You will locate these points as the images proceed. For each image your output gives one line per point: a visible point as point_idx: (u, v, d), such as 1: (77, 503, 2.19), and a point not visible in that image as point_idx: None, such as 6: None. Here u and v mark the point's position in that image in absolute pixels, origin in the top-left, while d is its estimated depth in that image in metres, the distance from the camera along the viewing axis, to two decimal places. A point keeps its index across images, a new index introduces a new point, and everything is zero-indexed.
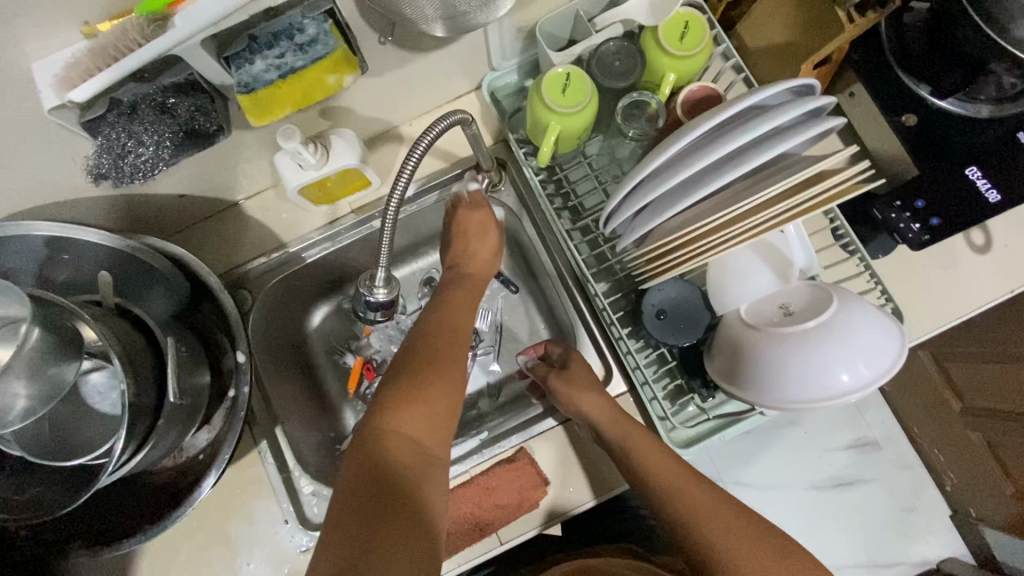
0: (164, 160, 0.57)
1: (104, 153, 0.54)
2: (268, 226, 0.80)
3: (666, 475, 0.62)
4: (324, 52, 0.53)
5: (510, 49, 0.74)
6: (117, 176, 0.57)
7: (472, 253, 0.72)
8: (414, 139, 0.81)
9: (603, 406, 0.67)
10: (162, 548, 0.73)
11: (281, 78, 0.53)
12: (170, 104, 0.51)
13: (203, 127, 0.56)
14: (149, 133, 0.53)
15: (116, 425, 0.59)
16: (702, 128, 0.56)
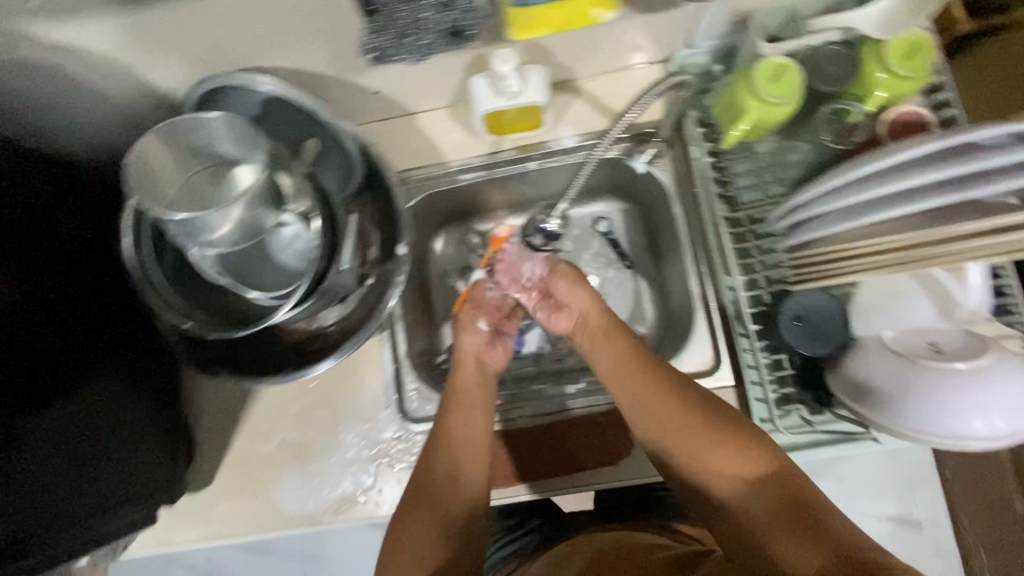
0: (431, 49, 0.65)
1: (390, 32, 0.62)
2: (433, 141, 0.84)
3: (677, 426, 0.62)
4: None
5: (716, 30, 0.75)
6: (392, 55, 0.66)
7: (465, 355, 0.77)
8: (590, 94, 0.83)
9: (623, 363, 0.68)
10: (279, 396, 0.82)
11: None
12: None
13: (467, 27, 0.62)
14: (427, 19, 0.60)
15: (294, 279, 0.67)
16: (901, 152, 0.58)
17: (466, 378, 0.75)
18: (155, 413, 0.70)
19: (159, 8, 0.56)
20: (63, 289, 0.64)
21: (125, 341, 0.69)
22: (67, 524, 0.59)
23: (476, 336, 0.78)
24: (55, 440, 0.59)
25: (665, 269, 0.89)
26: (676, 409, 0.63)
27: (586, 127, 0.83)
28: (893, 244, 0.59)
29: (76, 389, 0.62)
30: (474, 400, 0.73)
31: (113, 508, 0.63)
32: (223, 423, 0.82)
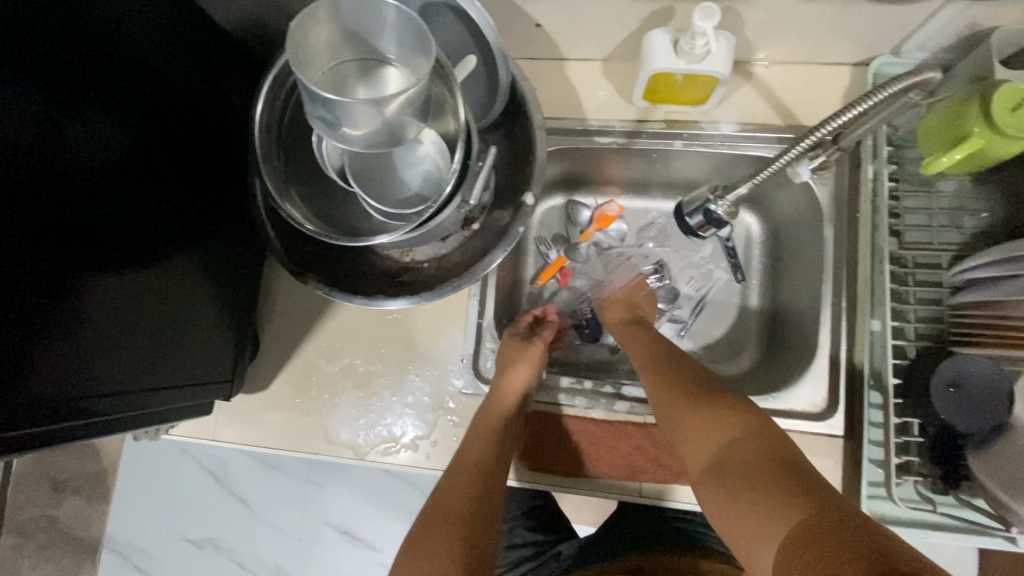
0: None
1: None
2: (579, 95, 0.78)
3: (694, 443, 0.56)
4: None
5: (937, 41, 0.65)
6: None
7: (506, 392, 0.70)
8: (763, 82, 0.75)
9: (656, 389, 0.64)
10: (353, 319, 0.78)
11: None
12: None
13: None
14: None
15: (423, 200, 0.63)
16: None
17: (488, 412, 0.69)
18: (207, 308, 0.68)
19: None
20: (162, 154, 0.60)
21: (201, 225, 0.66)
22: (133, 392, 0.58)
23: (525, 374, 0.73)
24: (129, 307, 0.56)
25: (784, 294, 0.81)
26: (687, 421, 0.57)
27: (749, 117, 0.75)
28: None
29: (154, 262, 0.59)
30: (489, 429, 0.67)
31: (160, 391, 0.61)
32: (293, 331, 0.79)
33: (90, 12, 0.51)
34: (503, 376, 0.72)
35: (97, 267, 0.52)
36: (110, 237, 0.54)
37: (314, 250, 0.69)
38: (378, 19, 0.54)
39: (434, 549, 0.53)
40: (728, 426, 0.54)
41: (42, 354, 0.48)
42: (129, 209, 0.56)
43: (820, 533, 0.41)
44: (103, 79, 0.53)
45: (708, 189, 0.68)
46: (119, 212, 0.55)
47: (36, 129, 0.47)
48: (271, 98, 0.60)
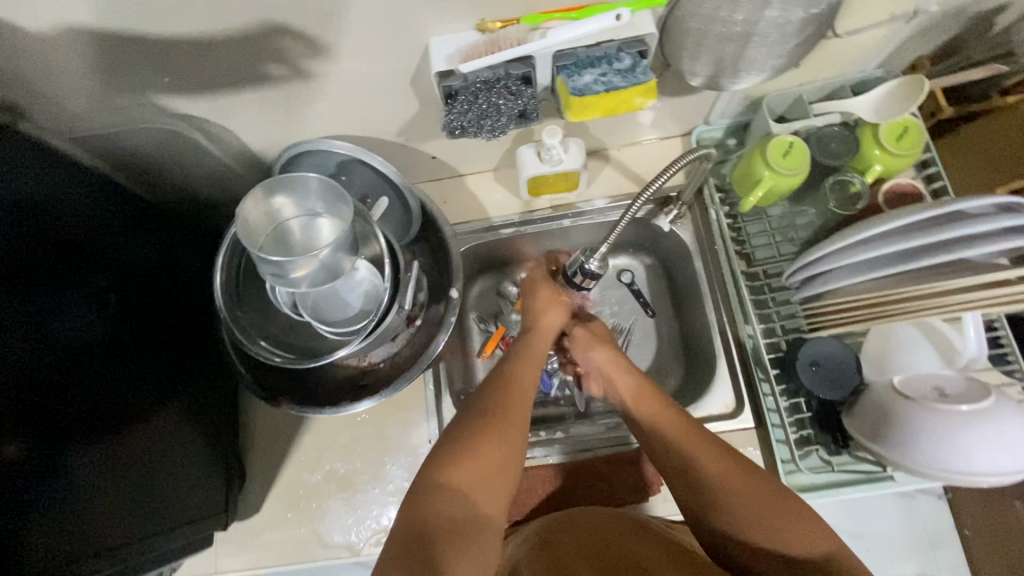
0: (496, 131, 0.68)
1: (470, 111, 0.64)
2: (480, 200, 0.95)
3: (727, 479, 0.61)
4: (643, 78, 0.62)
5: (729, 111, 0.87)
6: (462, 132, 0.67)
7: (543, 324, 0.83)
8: (618, 162, 0.94)
9: (655, 411, 0.71)
10: (328, 428, 0.88)
11: (605, 91, 0.63)
12: (516, 91, 0.63)
13: (530, 113, 0.67)
14: (502, 105, 0.64)
15: (365, 314, 0.75)
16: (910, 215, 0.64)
17: (530, 351, 0.78)
18: (188, 452, 0.75)
19: (264, 88, 0.67)
20: (135, 325, 0.70)
21: (177, 381, 0.75)
22: (109, 541, 0.63)
23: (557, 313, 0.85)
24: (108, 472, 0.63)
25: (686, 319, 0.96)
26: (719, 461, 0.63)
27: (614, 190, 0.93)
28: (870, 297, 0.68)
29: (132, 425, 0.67)
30: (534, 361, 0.76)
31: (145, 539, 0.67)
32: (276, 451, 0.88)
33: (59, 207, 0.61)
34: (539, 310, 0.84)
35: (75, 441, 0.60)
36: (87, 410, 0.62)
37: (282, 375, 0.80)
38: (304, 187, 0.69)
39: (479, 450, 0.60)
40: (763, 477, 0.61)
41: (37, 517, 0.55)
42: (105, 378, 0.64)
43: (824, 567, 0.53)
44: (84, 276, 0.63)
45: (580, 254, 0.75)
46: (97, 385, 0.63)
47: (33, 326, 0.57)
48: (228, 262, 0.73)
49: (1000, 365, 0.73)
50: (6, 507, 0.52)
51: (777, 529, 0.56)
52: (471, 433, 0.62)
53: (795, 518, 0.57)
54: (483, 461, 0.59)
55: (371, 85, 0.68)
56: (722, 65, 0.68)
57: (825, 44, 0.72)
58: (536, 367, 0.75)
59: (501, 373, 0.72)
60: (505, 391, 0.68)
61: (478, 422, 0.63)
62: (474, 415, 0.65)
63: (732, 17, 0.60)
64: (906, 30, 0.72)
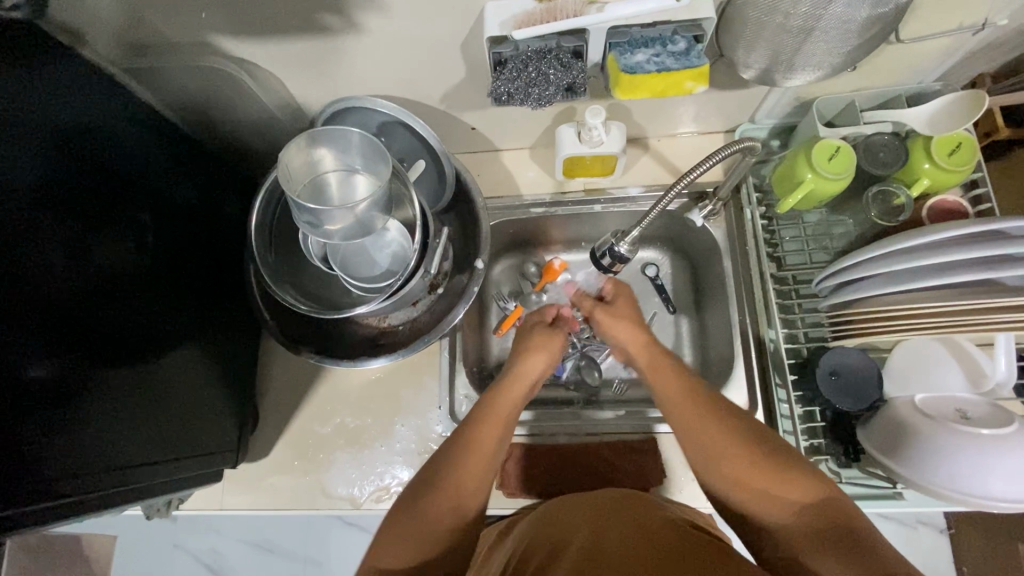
0: (540, 101, 0.68)
1: (518, 80, 0.64)
2: (514, 177, 0.95)
3: (727, 461, 0.61)
4: (695, 63, 0.62)
5: (777, 111, 0.85)
6: (508, 100, 0.68)
7: (524, 373, 0.78)
8: (657, 152, 0.93)
9: (666, 385, 0.71)
10: (342, 383, 0.90)
11: (655, 72, 0.63)
12: (568, 62, 0.63)
13: (578, 86, 0.67)
14: (551, 75, 0.64)
15: (391, 274, 0.76)
16: (948, 231, 0.63)
17: (506, 399, 0.74)
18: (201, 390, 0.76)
19: (317, 38, 0.67)
20: (165, 258, 0.71)
21: (199, 318, 0.77)
22: (138, 468, 0.65)
23: (540, 363, 0.81)
24: (129, 398, 0.64)
25: (706, 317, 0.95)
26: (720, 449, 0.62)
27: (650, 180, 0.93)
28: (903, 310, 0.67)
29: (153, 355, 0.68)
30: (505, 415, 0.72)
31: (157, 465, 0.68)
32: (289, 399, 0.90)
33: (109, 136, 0.62)
34: (524, 359, 0.80)
35: (106, 364, 0.61)
36: (116, 335, 0.63)
37: (303, 326, 0.82)
38: (346, 141, 0.69)
39: (423, 523, 0.61)
40: (757, 447, 0.61)
41: (72, 433, 0.57)
42: (133, 304, 0.65)
43: (829, 535, 0.53)
44: (120, 202, 0.64)
45: (610, 236, 0.74)
46: (124, 312, 0.64)
47: (78, 248, 0.58)
48: (264, 207, 0.75)
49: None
50: (55, 427, 0.55)
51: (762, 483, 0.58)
52: (423, 494, 0.63)
53: (789, 480, 0.57)
54: (432, 527, 0.61)
55: (423, 46, 0.68)
56: (779, 60, 0.66)
57: (888, 48, 0.70)
58: (501, 424, 0.71)
59: (463, 427, 0.70)
60: (464, 448, 0.67)
61: (428, 489, 0.64)
62: (431, 474, 0.65)
63: (795, 9, 0.59)
64: (974, 41, 0.69)
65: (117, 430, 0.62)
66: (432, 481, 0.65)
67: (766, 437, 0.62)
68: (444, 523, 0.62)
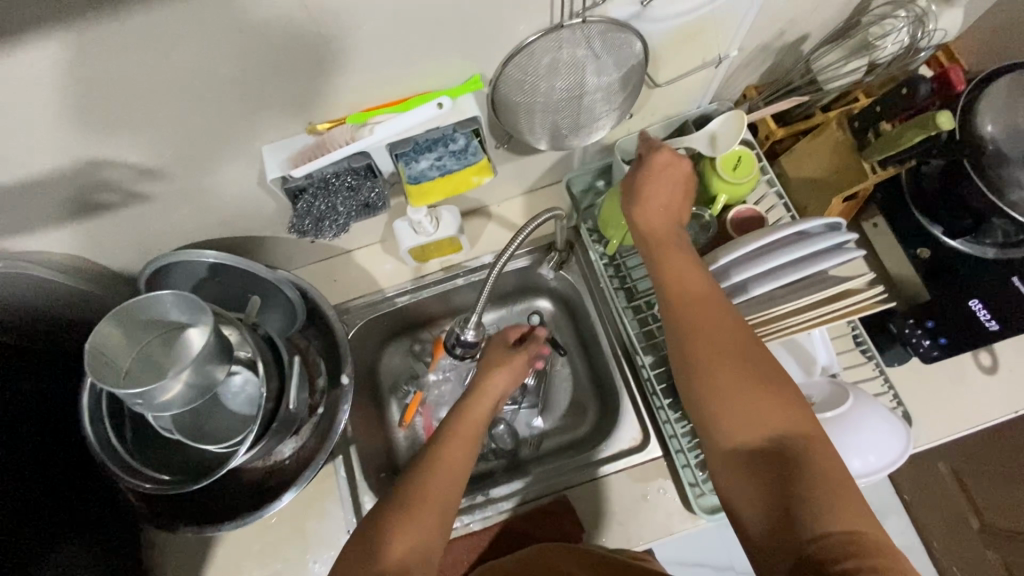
0: (343, 224, 0.70)
1: (310, 216, 0.67)
2: (372, 274, 0.96)
3: (754, 411, 0.54)
4: (474, 159, 0.67)
5: (590, 158, 0.91)
6: (313, 231, 0.69)
7: (486, 391, 0.73)
8: (500, 217, 0.97)
9: (699, 294, 0.60)
10: (237, 540, 0.83)
11: (439, 176, 0.67)
12: (356, 185, 0.66)
13: (375, 201, 0.70)
14: (340, 204, 0.67)
15: (251, 421, 0.73)
16: (750, 244, 0.69)
17: (469, 420, 0.69)
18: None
19: (104, 214, 0.65)
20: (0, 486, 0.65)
21: (63, 532, 0.71)
22: None
23: (504, 378, 0.76)
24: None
25: (591, 354, 0.99)
26: (756, 397, 0.54)
27: (500, 244, 0.96)
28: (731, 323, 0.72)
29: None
30: (469, 437, 0.67)
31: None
32: (185, 575, 0.82)
33: None
34: (485, 377, 0.75)
35: None
36: None
37: (177, 497, 0.77)
38: (159, 305, 0.67)
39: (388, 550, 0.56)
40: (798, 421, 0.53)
41: None
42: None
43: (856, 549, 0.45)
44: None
45: (455, 325, 0.78)
46: None
47: None
48: (93, 394, 0.69)
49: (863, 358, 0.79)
50: None
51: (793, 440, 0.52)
52: (387, 523, 0.58)
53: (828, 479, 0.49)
54: (398, 551, 0.56)
55: (218, 192, 0.68)
56: (560, 128, 0.71)
57: (651, 91, 0.77)
58: (467, 444, 0.67)
59: (426, 449, 0.66)
60: (427, 468, 0.62)
61: (389, 515, 0.58)
62: (392, 499, 0.60)
63: (552, 87, 0.64)
64: (722, 69, 0.78)
65: None
66: (395, 503, 0.60)
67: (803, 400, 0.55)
68: (405, 556, 0.56)
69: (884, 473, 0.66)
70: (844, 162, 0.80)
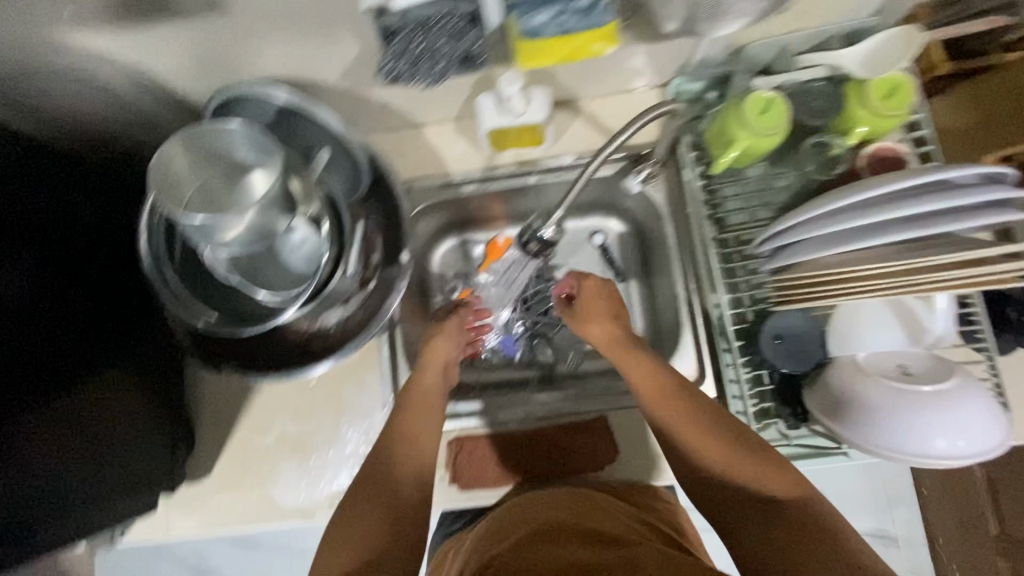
0: (442, 73, 0.64)
1: (403, 60, 0.61)
2: (441, 154, 0.88)
3: (717, 460, 0.61)
4: (603, 19, 0.57)
5: (710, 60, 0.79)
6: (406, 77, 0.65)
7: (433, 360, 0.80)
8: (590, 114, 0.87)
9: (659, 401, 0.66)
10: (277, 392, 0.85)
11: (559, 35, 0.57)
12: (463, 28, 0.57)
13: (477, 54, 0.62)
14: (441, 47, 0.59)
15: (306, 280, 0.70)
16: (858, 193, 0.62)
17: (421, 389, 0.76)
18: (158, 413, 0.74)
19: (178, 21, 0.59)
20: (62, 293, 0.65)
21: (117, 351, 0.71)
22: (51, 517, 0.61)
23: (451, 346, 0.82)
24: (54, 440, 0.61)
25: (656, 283, 0.93)
26: (717, 451, 0.61)
27: (584, 145, 0.87)
28: (841, 273, 0.64)
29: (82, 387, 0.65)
30: (425, 403, 0.74)
31: (90, 510, 0.65)
32: (224, 414, 0.85)
33: None
34: (432, 343, 0.82)
35: None
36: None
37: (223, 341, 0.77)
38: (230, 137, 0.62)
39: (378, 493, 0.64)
40: (758, 466, 0.59)
41: None
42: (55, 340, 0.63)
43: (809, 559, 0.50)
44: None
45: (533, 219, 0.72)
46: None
47: None
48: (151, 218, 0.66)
49: (969, 340, 0.71)
50: None
51: (746, 475, 0.59)
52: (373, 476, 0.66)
53: (781, 509, 0.55)
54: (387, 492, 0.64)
55: (299, 19, 0.60)
56: (698, 10, 0.60)
57: None
58: (424, 407, 0.74)
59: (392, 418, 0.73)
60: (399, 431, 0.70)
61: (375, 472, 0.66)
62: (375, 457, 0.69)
63: None
64: None
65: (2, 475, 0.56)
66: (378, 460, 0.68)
67: (760, 441, 0.61)
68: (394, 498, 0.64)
69: (974, 461, 0.60)
70: (995, 105, 0.72)
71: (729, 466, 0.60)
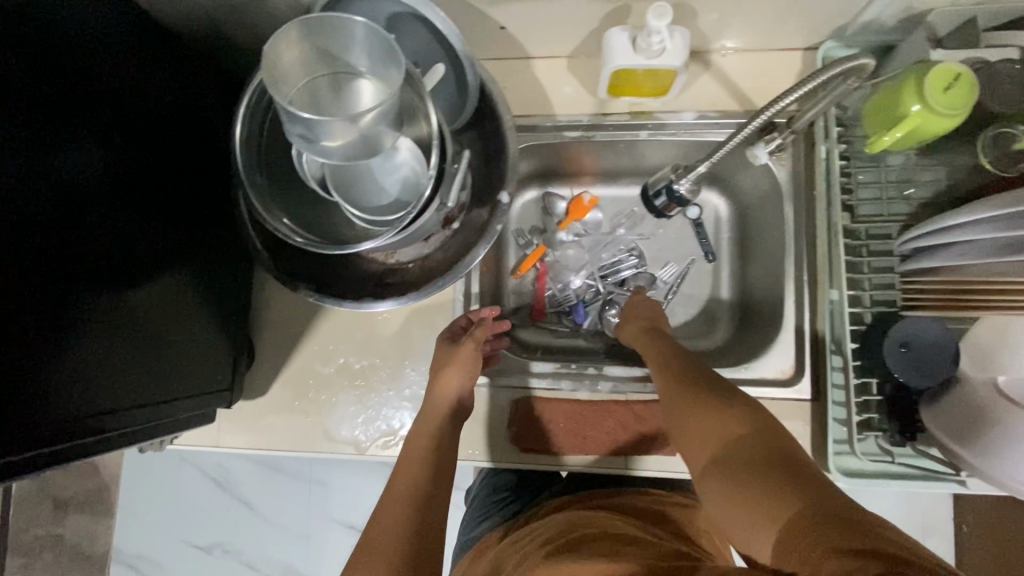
0: None
1: None
2: (548, 93, 0.81)
3: (693, 433, 0.53)
4: None
5: (877, 24, 0.69)
6: None
7: (437, 401, 0.70)
8: (720, 70, 0.78)
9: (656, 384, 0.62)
10: (343, 321, 0.81)
11: None
12: None
13: None
14: None
15: (404, 207, 0.65)
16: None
17: (431, 421, 0.68)
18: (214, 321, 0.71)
19: None
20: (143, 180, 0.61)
21: (191, 251, 0.67)
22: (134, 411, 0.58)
23: (458, 385, 0.71)
24: (105, 326, 0.54)
25: (753, 267, 0.86)
26: (694, 424, 0.53)
27: (707, 104, 0.78)
28: (1014, 285, 0.55)
29: (145, 276, 0.59)
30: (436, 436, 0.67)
31: (135, 410, 0.58)
32: (288, 335, 0.82)
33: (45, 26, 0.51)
34: (441, 378, 0.72)
35: (65, 296, 0.50)
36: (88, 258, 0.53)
37: (300, 259, 0.72)
38: (348, 34, 0.56)
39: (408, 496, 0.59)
40: (730, 422, 0.50)
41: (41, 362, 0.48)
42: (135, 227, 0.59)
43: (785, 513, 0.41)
44: (68, 98, 0.53)
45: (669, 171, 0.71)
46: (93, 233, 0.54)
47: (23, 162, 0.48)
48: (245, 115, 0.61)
49: None
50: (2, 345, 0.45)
51: (703, 430, 0.52)
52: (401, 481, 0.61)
53: (744, 464, 0.46)
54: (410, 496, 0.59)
55: None
56: None
57: None
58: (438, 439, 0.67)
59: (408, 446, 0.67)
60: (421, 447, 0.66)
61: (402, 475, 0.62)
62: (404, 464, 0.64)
63: None
64: None
65: (94, 362, 0.53)
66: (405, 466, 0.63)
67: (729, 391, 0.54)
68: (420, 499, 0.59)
69: None
70: None
71: (695, 425, 0.53)
